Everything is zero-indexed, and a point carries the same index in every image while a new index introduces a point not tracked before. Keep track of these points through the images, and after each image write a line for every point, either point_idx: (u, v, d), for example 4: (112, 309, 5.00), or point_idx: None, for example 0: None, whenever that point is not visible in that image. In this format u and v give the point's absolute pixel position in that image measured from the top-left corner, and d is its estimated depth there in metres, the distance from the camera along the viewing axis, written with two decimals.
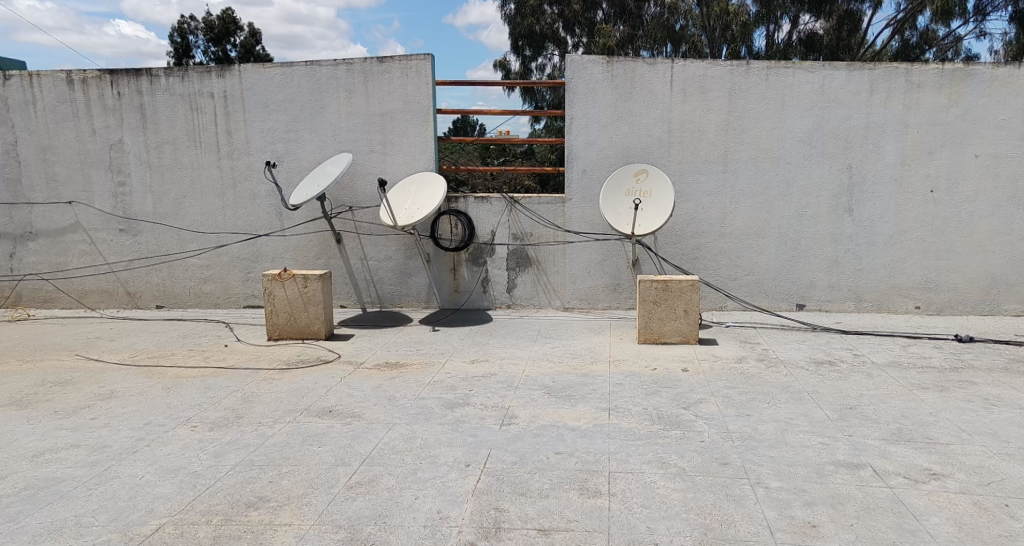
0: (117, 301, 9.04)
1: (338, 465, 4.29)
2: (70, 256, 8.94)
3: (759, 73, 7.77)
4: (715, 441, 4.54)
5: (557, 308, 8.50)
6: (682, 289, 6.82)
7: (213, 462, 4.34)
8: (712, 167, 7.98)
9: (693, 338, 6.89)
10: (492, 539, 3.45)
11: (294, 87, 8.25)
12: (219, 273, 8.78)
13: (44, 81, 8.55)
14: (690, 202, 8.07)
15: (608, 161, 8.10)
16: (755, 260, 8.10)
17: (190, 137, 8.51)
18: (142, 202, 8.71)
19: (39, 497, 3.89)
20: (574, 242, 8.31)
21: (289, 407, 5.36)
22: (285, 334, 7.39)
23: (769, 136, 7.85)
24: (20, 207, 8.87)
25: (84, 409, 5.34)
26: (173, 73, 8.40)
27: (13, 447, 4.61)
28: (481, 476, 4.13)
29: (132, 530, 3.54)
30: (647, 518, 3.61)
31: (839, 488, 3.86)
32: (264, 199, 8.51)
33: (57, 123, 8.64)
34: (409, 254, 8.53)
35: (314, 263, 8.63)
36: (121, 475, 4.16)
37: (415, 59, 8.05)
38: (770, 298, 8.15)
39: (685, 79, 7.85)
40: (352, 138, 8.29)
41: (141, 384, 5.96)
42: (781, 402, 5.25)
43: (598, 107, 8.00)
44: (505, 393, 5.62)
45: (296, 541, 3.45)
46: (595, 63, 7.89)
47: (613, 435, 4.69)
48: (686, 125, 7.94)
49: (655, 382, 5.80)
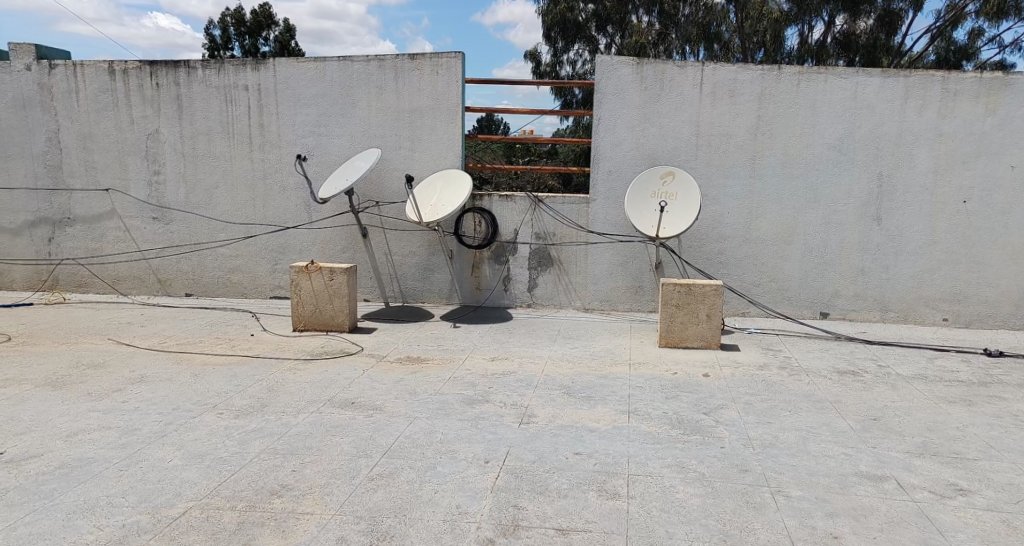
0: (148, 287, 9.21)
1: (360, 457, 4.34)
2: (105, 243, 9.13)
3: (792, 78, 7.69)
4: (735, 448, 4.51)
5: (578, 308, 8.50)
6: (706, 293, 6.79)
7: (238, 449, 4.42)
8: (740, 171, 7.92)
9: (715, 343, 6.86)
10: (511, 536, 3.47)
11: (326, 82, 8.34)
12: (247, 264, 8.90)
13: (87, 71, 8.75)
14: (716, 206, 8.02)
15: (635, 163, 8.07)
16: (780, 266, 8.02)
17: (224, 129, 8.65)
18: (175, 191, 8.87)
19: (72, 475, 4.00)
20: (597, 243, 8.30)
21: (313, 397, 5.44)
22: (311, 325, 7.48)
23: (800, 142, 7.77)
24: (59, 193, 9.07)
25: (115, 392, 5.46)
26: (209, 65, 8.54)
27: (48, 426, 4.73)
28: (499, 473, 4.15)
29: (160, 512, 3.62)
30: (666, 521, 3.61)
31: (862, 500, 3.82)
32: (293, 192, 8.62)
33: (98, 111, 8.83)
34: (433, 250, 8.58)
35: (339, 257, 8.73)
36: (149, 458, 4.25)
37: (446, 56, 8.10)
38: (794, 305, 8.07)
39: (715, 82, 7.80)
40: (381, 134, 8.37)
41: (169, 370, 6.09)
42: (804, 411, 5.21)
43: (626, 108, 7.97)
44: (525, 392, 5.63)
45: (318, 530, 3.50)
46: (625, 64, 7.87)
47: (633, 438, 4.69)
48: (715, 129, 7.89)
49: (676, 386, 5.77)
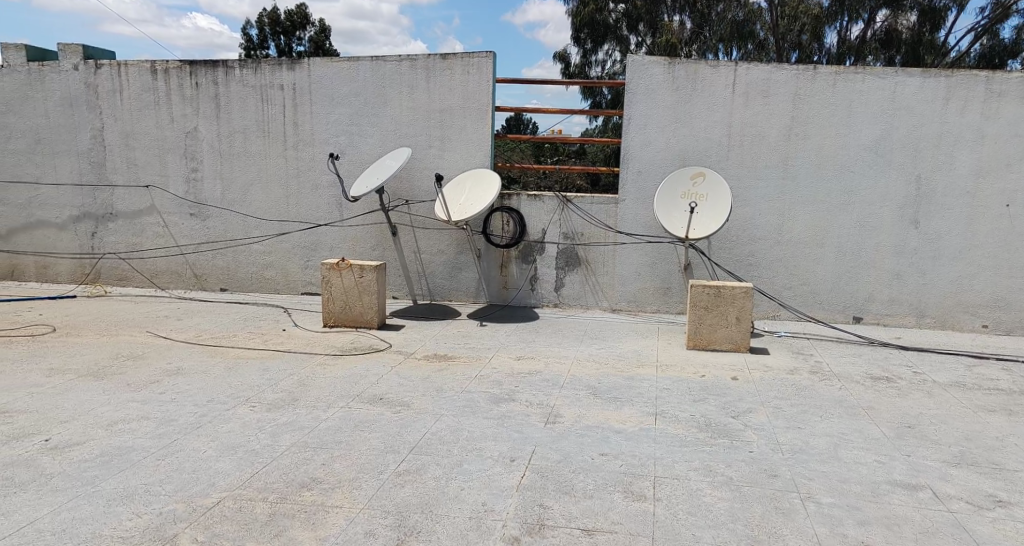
0: (185, 282, 9.42)
1: (388, 452, 4.40)
2: (144, 238, 9.38)
3: (827, 78, 7.57)
4: (765, 453, 4.47)
5: (605, 309, 8.48)
6: (735, 296, 6.71)
7: (270, 441, 4.51)
8: (772, 172, 7.82)
9: (743, 346, 6.79)
10: (537, 535, 3.49)
11: (359, 81, 8.44)
12: (280, 260, 9.06)
13: (131, 71, 8.99)
14: (747, 208, 7.93)
15: (666, 164, 8.01)
16: (813, 269, 7.90)
17: (259, 127, 8.81)
18: (212, 188, 9.06)
19: (112, 463, 4.12)
20: (625, 244, 8.27)
21: (343, 392, 5.52)
22: (340, 321, 7.59)
23: (835, 143, 7.65)
24: (103, 189, 9.33)
25: (154, 384, 5.61)
26: (246, 65, 8.70)
27: (90, 415, 4.88)
28: (525, 472, 4.17)
29: (195, 502, 3.71)
30: (692, 525, 3.59)
31: (895, 509, 3.76)
32: (325, 190, 8.75)
33: (140, 110, 9.07)
34: (461, 249, 8.64)
35: (369, 254, 8.83)
36: (185, 448, 4.37)
37: (477, 56, 8.13)
38: (826, 309, 7.95)
39: (748, 82, 7.71)
40: (412, 133, 8.45)
41: (205, 363, 6.23)
42: (835, 416, 5.14)
43: (657, 108, 7.92)
44: (551, 392, 5.64)
45: (347, 524, 3.55)
46: (656, 63, 7.82)
47: (660, 440, 4.67)
48: (747, 129, 7.80)
49: (704, 389, 5.73)
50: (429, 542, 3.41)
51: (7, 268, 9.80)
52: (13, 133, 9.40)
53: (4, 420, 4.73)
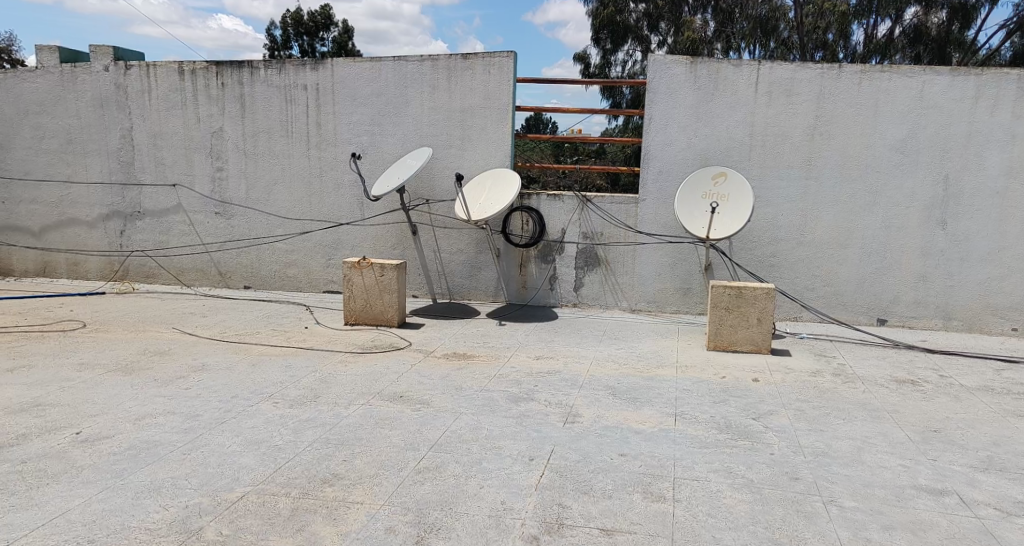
0: (210, 279, 9.57)
1: (408, 450, 4.43)
2: (171, 236, 9.53)
3: (853, 77, 7.47)
4: (786, 455, 4.43)
5: (624, 309, 8.45)
6: (757, 297, 6.66)
7: (293, 437, 4.58)
8: (795, 173, 7.74)
9: (764, 347, 6.73)
10: (555, 534, 3.50)
11: (381, 81, 8.50)
12: (302, 258, 9.16)
13: (159, 72, 9.15)
14: (769, 208, 7.86)
15: (687, 163, 7.97)
16: (836, 270, 7.81)
17: (283, 127, 8.91)
18: (236, 187, 9.19)
19: (140, 456, 4.20)
20: (645, 244, 8.24)
21: (364, 390, 5.57)
22: (361, 319, 7.66)
23: (860, 143, 7.55)
24: (131, 188, 9.51)
25: (180, 379, 5.72)
26: (271, 65, 8.81)
27: (119, 410, 4.98)
28: (544, 471, 4.18)
29: (220, 495, 3.78)
30: (712, 526, 3.58)
31: (920, 514, 3.71)
32: (347, 189, 8.83)
33: (168, 110, 9.22)
34: (481, 248, 8.67)
35: (390, 253, 8.90)
36: (210, 443, 4.44)
37: (498, 56, 8.15)
38: (849, 310, 7.86)
39: (771, 81, 7.64)
40: (433, 133, 8.49)
41: (229, 359, 6.32)
42: (858, 419, 5.08)
43: (678, 107, 7.88)
44: (570, 391, 5.64)
45: (368, 520, 3.59)
46: (678, 63, 7.78)
47: (679, 441, 4.66)
48: (770, 129, 7.73)
49: (724, 390, 5.70)
50: (448, 539, 3.44)
51: (39, 265, 10.03)
52: (45, 133, 9.61)
53: (36, 413, 4.84)
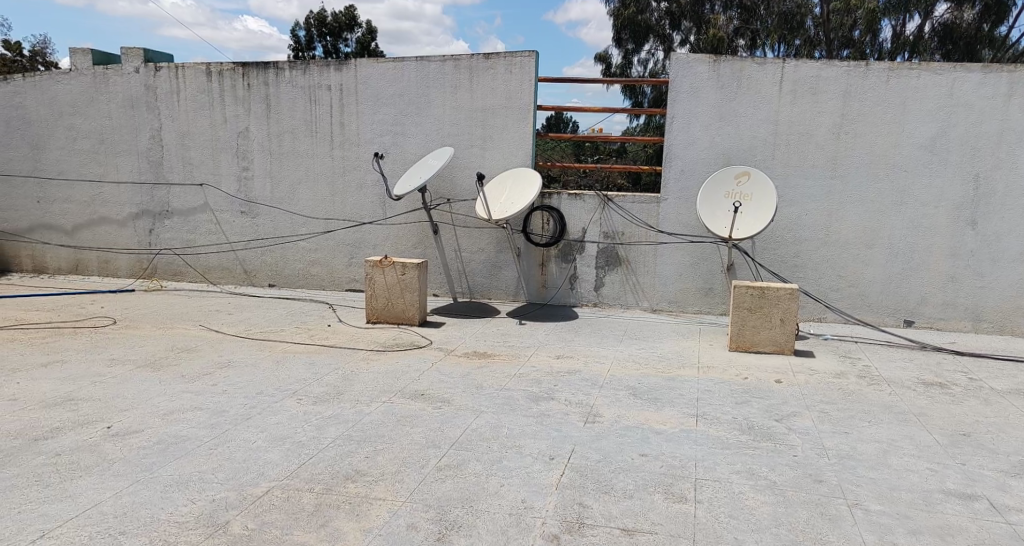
0: (235, 277, 9.71)
1: (429, 447, 4.47)
2: (197, 235, 9.69)
3: (880, 74, 7.36)
4: (810, 457, 4.39)
5: (645, 309, 8.42)
6: (780, 297, 6.60)
7: (316, 433, 4.63)
8: (820, 172, 7.65)
9: (788, 349, 6.66)
10: (576, 533, 3.50)
11: (404, 81, 8.56)
12: (325, 257, 9.26)
13: (188, 73, 9.30)
14: (793, 208, 7.78)
15: (710, 162, 7.91)
16: (861, 271, 7.71)
17: (307, 127, 9.01)
18: (262, 187, 9.31)
19: (169, 450, 4.29)
20: (666, 244, 8.20)
21: (386, 387, 5.62)
22: (383, 318, 7.72)
23: (887, 141, 7.44)
24: (160, 187, 9.68)
25: (207, 375, 5.81)
26: (296, 66, 8.91)
27: (148, 405, 5.08)
28: (564, 470, 4.19)
29: (245, 490, 3.84)
30: (734, 528, 3.56)
31: (949, 519, 3.66)
32: (370, 188, 8.90)
33: (196, 111, 9.37)
34: (501, 248, 8.69)
35: (411, 252, 8.96)
36: (237, 438, 4.52)
37: (520, 55, 8.16)
38: (875, 312, 7.75)
39: (796, 79, 7.55)
40: (454, 133, 8.53)
41: (254, 356, 6.41)
42: (884, 422, 5.02)
43: (701, 106, 7.83)
44: (590, 391, 5.64)
45: (389, 516, 3.62)
46: (700, 61, 7.73)
47: (701, 442, 4.63)
48: (794, 128, 7.64)
49: (747, 391, 5.65)
50: (469, 536, 3.45)
51: (71, 263, 10.26)
52: (77, 134, 9.81)
53: (69, 408, 4.96)
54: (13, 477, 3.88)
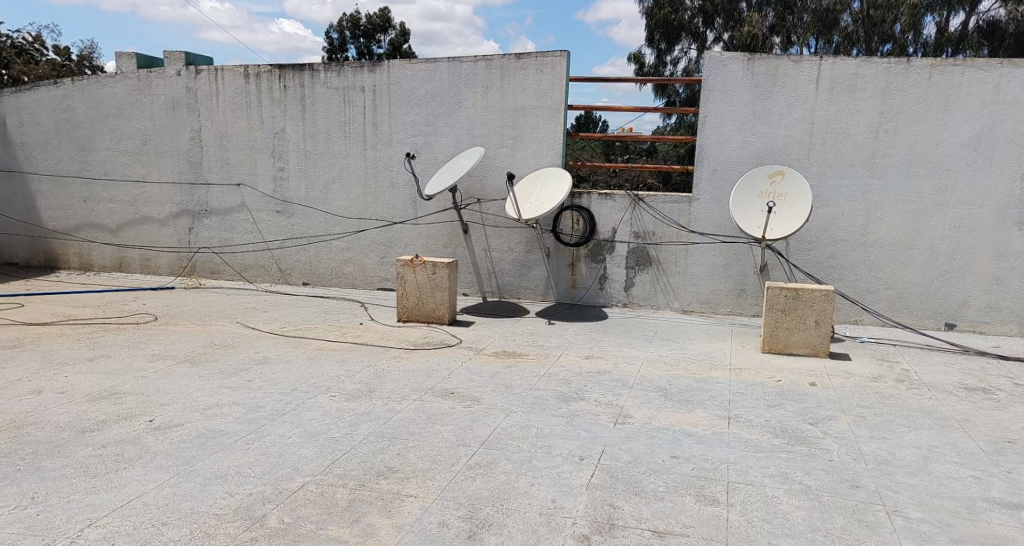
0: (270, 275, 9.89)
1: (459, 445, 4.50)
2: (234, 234, 9.89)
3: (922, 71, 7.19)
4: (845, 462, 4.31)
5: (675, 310, 8.35)
6: (815, 299, 6.48)
7: (349, 430, 4.69)
8: (858, 171, 7.49)
9: (822, 351, 6.55)
10: (607, 534, 3.49)
11: (436, 82, 8.62)
12: (357, 256, 9.38)
13: (226, 75, 9.50)
14: (829, 208, 7.64)
15: (743, 162, 7.81)
16: (900, 272, 7.54)
17: (341, 128, 9.13)
18: (296, 187, 9.46)
19: (208, 444, 4.39)
20: (698, 244, 8.11)
21: (417, 385, 5.67)
22: (413, 317, 7.78)
23: (929, 139, 7.26)
24: (199, 187, 9.91)
25: (243, 371, 5.93)
26: (331, 68, 9.03)
27: (187, 399, 5.20)
28: (595, 471, 4.18)
29: (282, 485, 3.91)
30: (768, 532, 3.51)
31: (994, 528, 3.56)
32: (401, 188, 8.99)
33: (234, 112, 9.56)
34: (531, 247, 8.69)
35: (442, 252, 9.03)
36: (272, 433, 4.60)
37: (552, 55, 8.16)
38: (914, 314, 7.57)
39: (833, 77, 7.41)
40: (485, 133, 8.56)
41: (289, 353, 6.53)
42: (925, 427, 4.90)
43: (735, 105, 7.73)
44: (621, 392, 5.61)
45: (421, 513, 3.66)
46: (734, 60, 7.64)
47: (733, 444, 4.58)
48: (831, 126, 7.50)
49: (780, 394, 5.56)
50: (500, 535, 3.47)
51: (114, 261, 10.57)
52: (121, 135, 10.09)
53: (113, 401, 5.11)
54: (61, 467, 4.01)
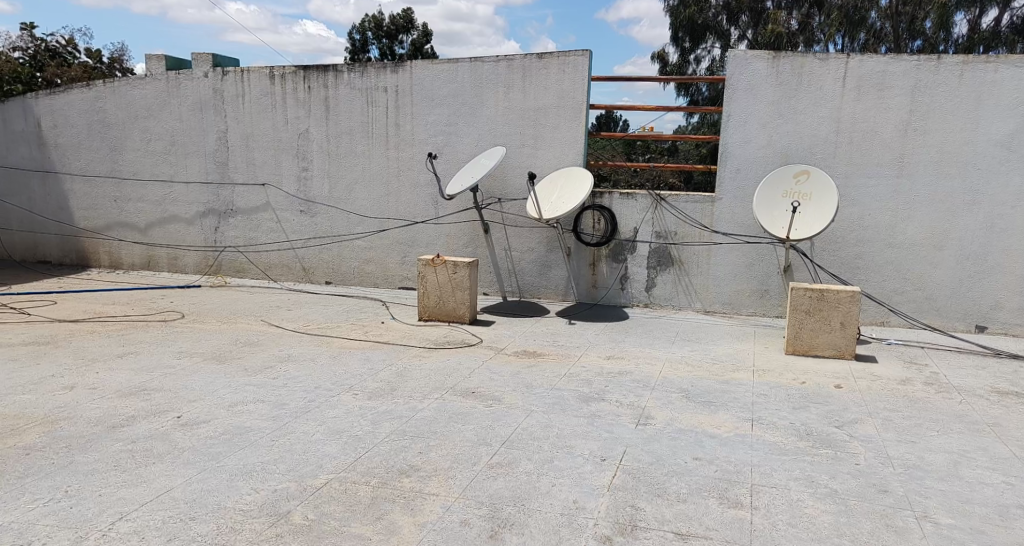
0: (294, 274, 9.99)
1: (481, 445, 4.50)
2: (259, 233, 10.01)
3: (952, 69, 7.05)
4: (873, 466, 4.24)
5: (697, 310, 8.28)
6: (840, 300, 6.38)
7: (372, 428, 4.72)
8: (885, 170, 7.37)
9: (848, 353, 6.45)
10: (629, 536, 3.47)
11: (458, 82, 8.64)
12: (379, 256, 9.44)
13: (252, 77, 9.61)
14: (855, 208, 7.52)
15: (768, 161, 7.72)
16: (928, 273, 7.40)
17: (364, 128, 9.19)
18: (319, 187, 9.54)
19: (234, 441, 4.44)
20: (721, 244, 8.04)
21: (438, 384, 5.69)
22: (434, 316, 7.81)
23: (959, 138, 7.11)
24: (224, 187, 10.04)
25: (268, 369, 6.00)
26: (354, 69, 9.10)
27: (214, 396, 5.27)
28: (617, 472, 4.16)
29: (306, 482, 3.94)
30: (793, 536, 3.46)
31: None
32: (423, 188, 9.03)
33: (259, 113, 9.68)
34: (552, 247, 8.67)
35: (463, 251, 9.05)
36: (296, 431, 4.64)
37: (574, 55, 8.14)
38: (943, 316, 7.43)
39: (860, 75, 7.30)
40: (507, 133, 8.57)
41: (313, 351, 6.59)
42: (955, 432, 4.80)
43: (759, 104, 7.65)
44: (642, 393, 5.58)
45: (443, 512, 3.67)
46: (759, 58, 7.55)
47: (756, 446, 4.54)
48: (858, 125, 7.39)
49: (805, 396, 5.49)
50: (522, 535, 3.46)
51: (143, 259, 10.75)
52: (149, 136, 10.26)
53: (143, 397, 5.20)
54: (94, 461, 4.09)
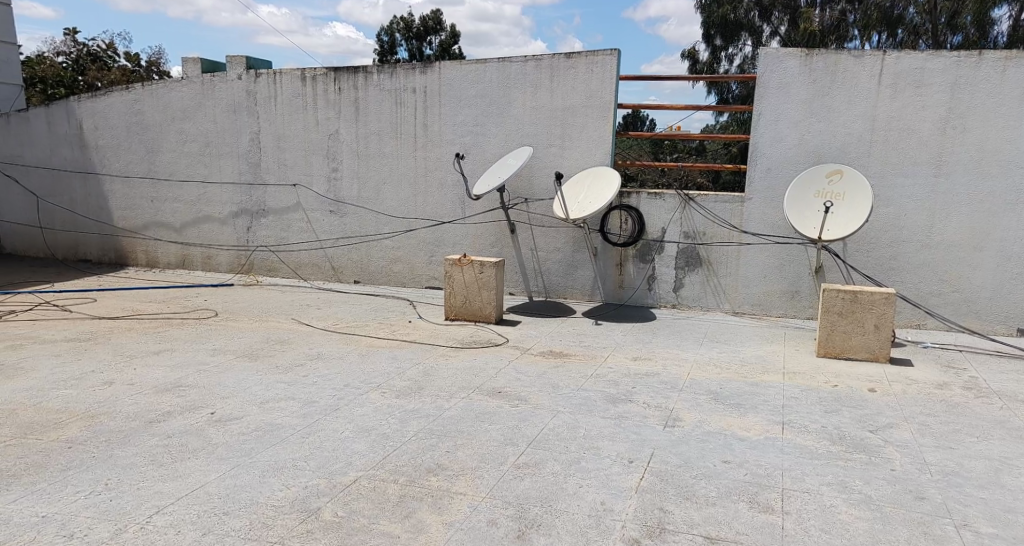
0: (323, 273, 10.11)
1: (507, 444, 4.50)
2: (289, 233, 10.15)
3: (994, 65, 6.85)
4: (909, 472, 4.14)
5: (726, 311, 8.18)
6: (874, 302, 6.24)
7: (399, 427, 4.75)
8: (922, 169, 7.20)
9: (882, 356, 6.31)
10: (657, 539, 3.44)
11: (485, 82, 8.65)
12: (407, 255, 9.50)
13: (283, 78, 9.74)
14: (891, 207, 7.36)
15: (800, 160, 7.59)
16: (966, 274, 7.22)
17: (392, 128, 9.26)
18: (348, 187, 9.64)
19: (265, 438, 4.50)
20: (750, 245, 7.93)
21: (465, 383, 5.71)
22: (460, 315, 7.83)
23: (1000, 136, 6.91)
24: (256, 187, 10.20)
25: (299, 366, 6.08)
26: (383, 70, 9.16)
27: (246, 393, 5.36)
28: (645, 475, 4.11)
29: (335, 479, 3.98)
30: (826, 543, 3.40)
31: None
32: (450, 188, 9.07)
33: (290, 114, 9.81)
34: (578, 247, 8.64)
35: (489, 251, 9.06)
36: (326, 428, 4.70)
37: (602, 54, 8.09)
38: (982, 319, 7.24)
39: (897, 72, 7.13)
40: (534, 133, 8.56)
41: (342, 349, 6.66)
42: (995, 438, 4.67)
43: (791, 102, 7.52)
44: (670, 394, 5.54)
45: (470, 511, 3.67)
46: (792, 56, 7.43)
47: (787, 450, 4.47)
48: (894, 123, 7.23)
49: (838, 400, 5.39)
50: (549, 536, 3.45)
51: (177, 258, 10.98)
52: (184, 137, 10.47)
53: (179, 393, 5.30)
54: (132, 455, 4.19)
